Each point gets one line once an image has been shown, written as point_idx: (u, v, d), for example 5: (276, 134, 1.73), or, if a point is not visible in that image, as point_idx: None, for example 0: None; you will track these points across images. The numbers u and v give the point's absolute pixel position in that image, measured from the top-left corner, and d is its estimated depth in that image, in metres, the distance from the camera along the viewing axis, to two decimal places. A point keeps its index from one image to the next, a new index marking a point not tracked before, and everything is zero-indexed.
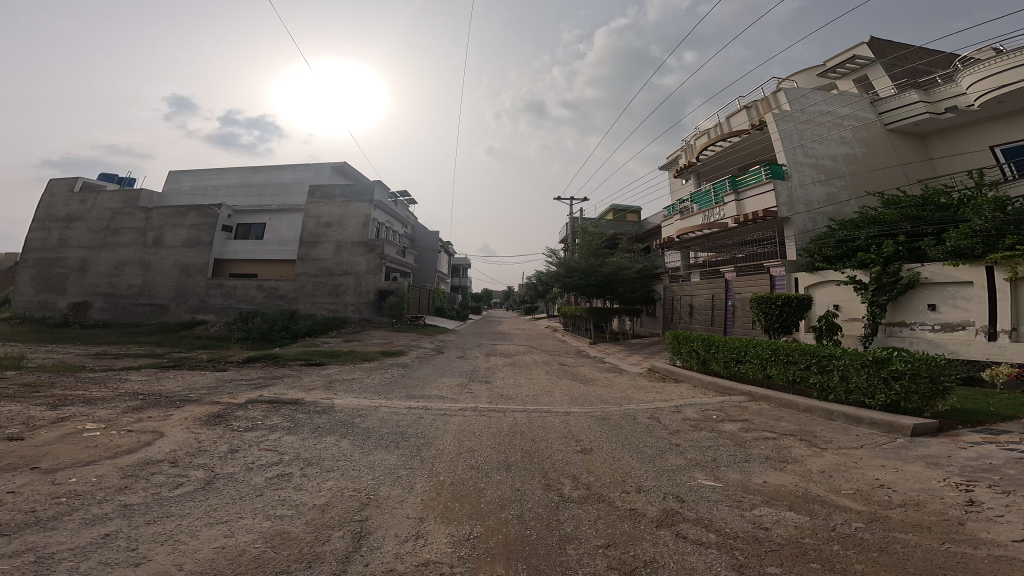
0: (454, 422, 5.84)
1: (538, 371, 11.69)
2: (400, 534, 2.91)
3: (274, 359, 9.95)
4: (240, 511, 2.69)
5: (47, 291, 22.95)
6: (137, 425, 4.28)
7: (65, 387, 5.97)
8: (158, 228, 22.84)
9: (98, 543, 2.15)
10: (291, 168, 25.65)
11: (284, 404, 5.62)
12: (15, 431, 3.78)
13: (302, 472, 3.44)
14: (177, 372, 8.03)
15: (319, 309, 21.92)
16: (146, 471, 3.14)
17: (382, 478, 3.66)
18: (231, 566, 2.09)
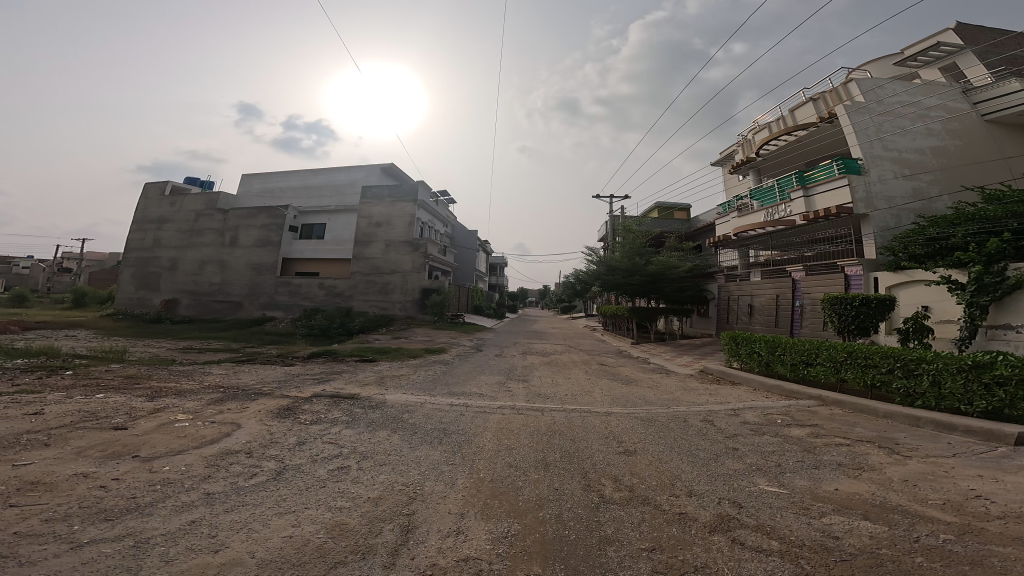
0: (494, 420, 5.99)
1: (578, 370, 11.59)
2: (442, 529, 3.04)
3: (331, 355, 10.68)
4: (305, 501, 2.95)
5: (144, 288, 26.12)
6: (218, 416, 4.81)
7: (158, 380, 6.82)
8: (233, 229, 25.20)
9: (185, 529, 2.46)
10: (344, 170, 27.16)
11: (343, 399, 6.04)
12: (121, 421, 4.41)
13: (358, 465, 3.70)
14: (244, 366, 8.84)
15: (371, 308, 23.14)
16: (226, 460, 3.54)
17: (428, 473, 3.86)
18: (296, 555, 2.30)
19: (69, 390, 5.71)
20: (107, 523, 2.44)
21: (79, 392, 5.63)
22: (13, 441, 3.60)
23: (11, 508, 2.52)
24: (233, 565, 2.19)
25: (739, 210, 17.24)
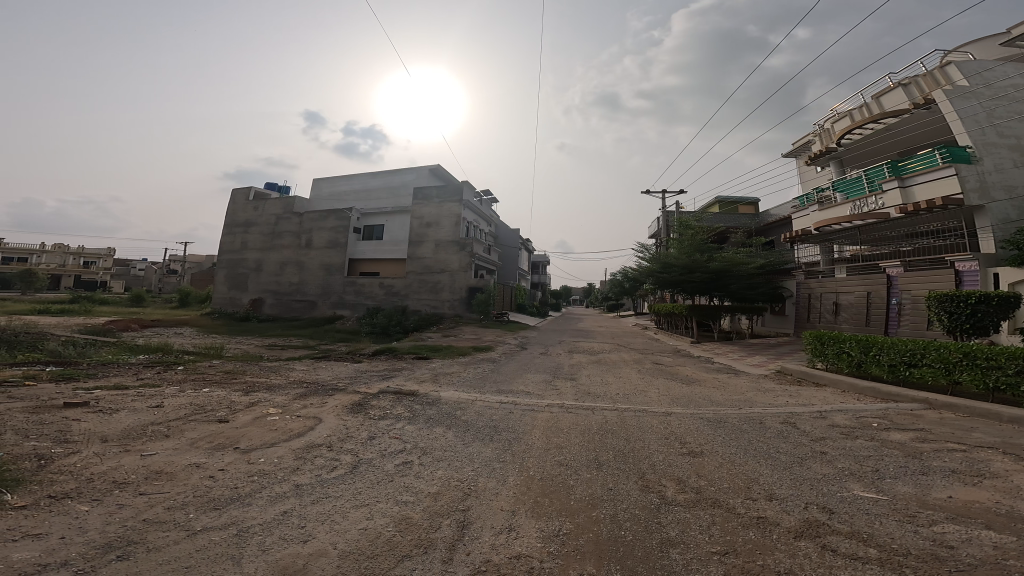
0: (541, 418, 6.10)
1: (630, 369, 11.32)
2: (495, 526, 3.19)
3: (392, 352, 11.41)
4: (376, 495, 3.25)
5: (233, 288, 29.24)
6: (303, 410, 5.38)
7: (251, 376, 7.71)
8: (307, 231, 27.46)
9: (279, 520, 2.83)
10: (399, 172, 28.41)
11: (405, 395, 6.44)
12: (224, 414, 5.09)
13: (420, 460, 3.96)
14: (319, 363, 9.70)
15: (424, 306, 24.12)
16: (311, 453, 3.98)
17: (480, 470, 4.07)
18: (370, 548, 2.55)
19: (180, 385, 6.65)
20: (215, 512, 2.87)
21: (188, 387, 6.55)
22: (142, 433, 4.30)
23: (143, 495, 3.04)
24: (318, 555, 2.49)
25: (820, 204, 15.70)
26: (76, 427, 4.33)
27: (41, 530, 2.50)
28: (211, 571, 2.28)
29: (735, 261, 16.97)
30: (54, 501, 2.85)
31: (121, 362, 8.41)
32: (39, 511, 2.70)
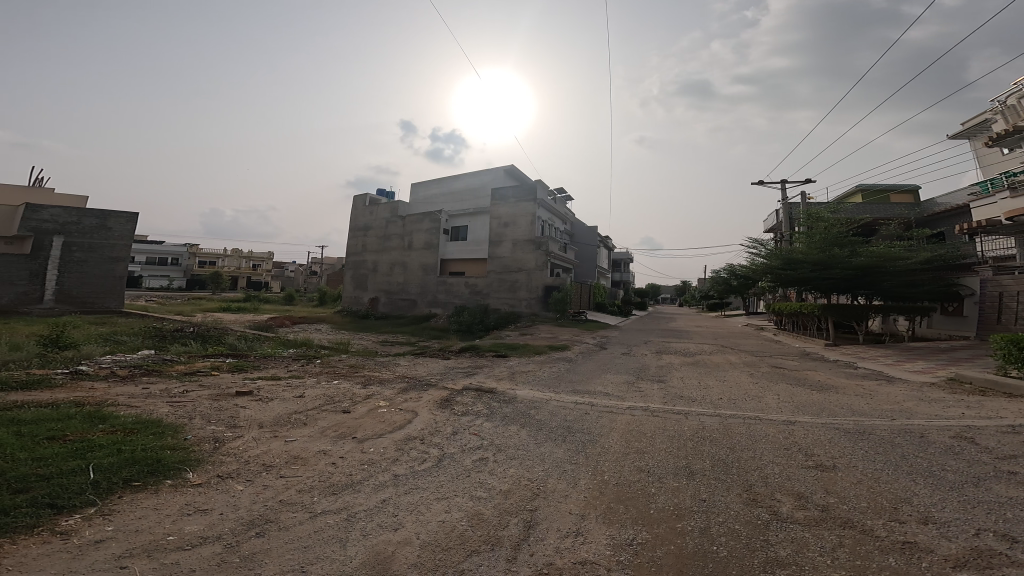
0: (621, 421, 6.06)
1: (739, 372, 10.42)
2: (561, 528, 3.26)
3: (482, 349, 12.17)
4: (456, 489, 3.61)
5: (351, 286, 33.48)
6: (403, 404, 6.11)
7: (366, 369, 8.90)
8: (410, 233, 30.17)
9: (377, 507, 3.33)
10: (483, 172, 29.45)
11: (486, 392, 6.89)
12: (346, 404, 6.04)
13: (494, 458, 4.32)
14: (419, 358, 10.81)
15: (505, 305, 24.83)
16: (408, 445, 4.54)
17: (551, 470, 4.25)
18: (445, 540, 2.88)
19: (316, 376, 8.03)
20: (331, 497, 3.49)
21: (321, 379, 7.88)
22: (287, 420, 5.35)
23: (280, 478, 3.82)
24: (403, 543, 2.89)
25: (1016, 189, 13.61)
26: (241, 413, 5.55)
27: (208, 506, 3.33)
28: (325, 552, 2.82)
29: (888, 256, 14.31)
30: (220, 479, 3.75)
31: (274, 354, 10.36)
32: (208, 489, 3.58)
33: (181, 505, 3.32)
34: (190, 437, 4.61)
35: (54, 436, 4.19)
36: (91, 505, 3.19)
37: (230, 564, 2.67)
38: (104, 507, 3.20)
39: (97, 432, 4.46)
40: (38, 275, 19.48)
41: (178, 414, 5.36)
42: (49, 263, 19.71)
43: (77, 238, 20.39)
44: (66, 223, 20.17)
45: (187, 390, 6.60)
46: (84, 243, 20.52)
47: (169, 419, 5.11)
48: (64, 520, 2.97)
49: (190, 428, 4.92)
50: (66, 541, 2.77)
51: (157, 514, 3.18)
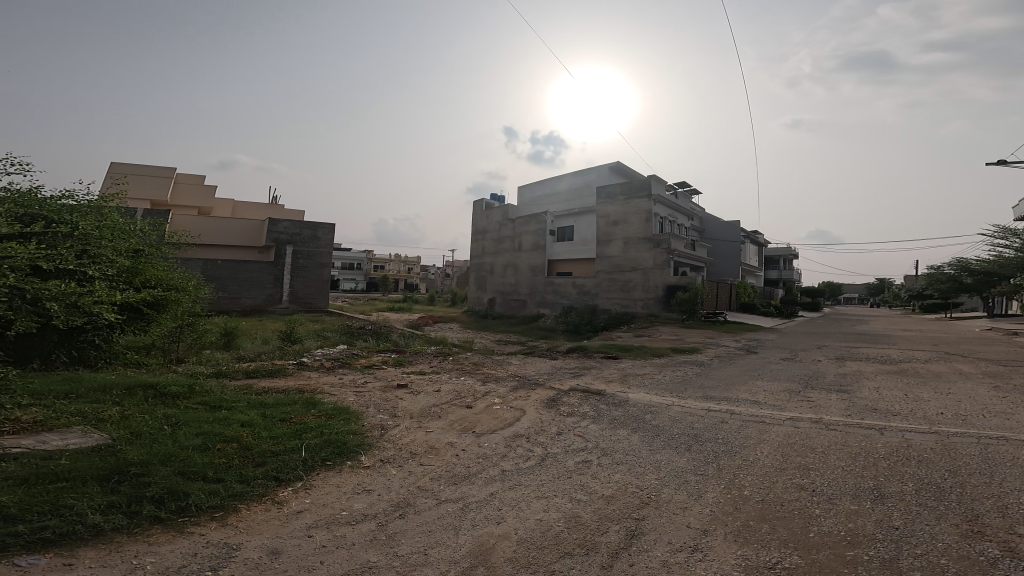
0: (774, 433, 5.18)
1: (971, 385, 7.92)
2: (673, 542, 2.90)
3: (599, 350, 11.87)
4: (556, 489, 3.59)
5: None
6: (514, 402, 6.32)
7: (485, 367, 9.48)
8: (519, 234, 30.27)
9: (487, 499, 3.49)
10: (594, 170, 28.77)
11: (591, 393, 6.75)
12: (467, 400, 6.50)
13: (599, 461, 4.17)
14: (528, 356, 11.24)
15: (615, 306, 23.79)
16: (517, 442, 4.67)
17: (668, 480, 3.84)
18: (541, 538, 2.89)
19: (450, 372, 8.87)
20: (453, 486, 3.78)
21: (453, 374, 8.67)
22: (428, 412, 5.98)
23: (420, 465, 4.28)
24: (503, 537, 2.98)
25: None
26: (399, 404, 6.35)
27: (370, 487, 3.93)
28: (439, 538, 3.06)
29: None
30: (380, 464, 4.39)
31: (422, 351, 11.66)
32: (373, 471, 4.22)
33: (352, 485, 3.99)
34: (366, 424, 5.45)
35: (284, 418, 5.35)
36: (299, 479, 4.07)
37: (376, 542, 3.13)
38: (306, 482, 4.05)
39: (311, 415, 5.53)
40: (279, 279, 24.54)
41: (357, 401, 6.36)
42: (285, 268, 24.75)
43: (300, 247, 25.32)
44: (295, 236, 25.13)
45: (363, 380, 7.82)
46: (304, 252, 25.35)
47: (355, 407, 6.04)
48: (281, 491, 3.88)
49: (367, 415, 5.81)
50: (280, 510, 3.62)
51: (339, 491, 3.90)
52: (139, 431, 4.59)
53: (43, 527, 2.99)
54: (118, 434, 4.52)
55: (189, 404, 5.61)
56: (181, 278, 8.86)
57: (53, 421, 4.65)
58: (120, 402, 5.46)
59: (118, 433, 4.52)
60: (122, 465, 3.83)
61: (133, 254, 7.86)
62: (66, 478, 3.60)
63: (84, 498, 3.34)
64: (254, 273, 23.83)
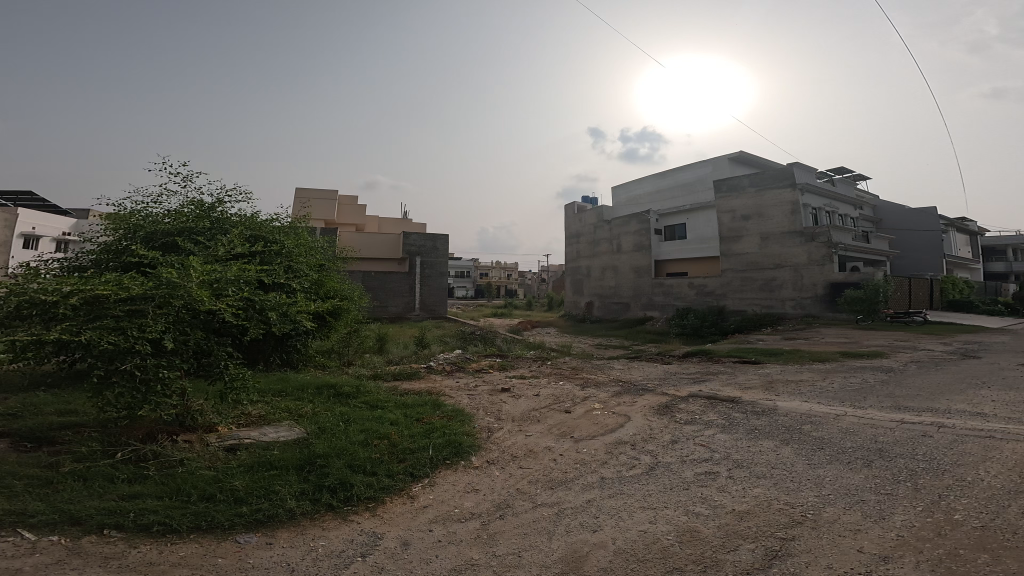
0: (1000, 449, 3.71)
1: None
2: (834, 567, 2.23)
3: (730, 358, 10.35)
4: (666, 500, 3.15)
5: None
6: (617, 407, 5.92)
7: (587, 371, 9.26)
8: (617, 237, 27.67)
9: (584, 506, 3.24)
10: (712, 161, 25.91)
11: (721, 401, 5.91)
12: (567, 404, 6.30)
13: (728, 473, 3.53)
14: (633, 362, 10.69)
15: (748, 307, 20.68)
16: (619, 449, 4.31)
17: (833, 499, 2.99)
18: (644, 551, 2.57)
19: (550, 376, 8.69)
20: (550, 491, 3.61)
21: (552, 378, 8.49)
22: (528, 416, 5.91)
23: (520, 468, 4.21)
24: (600, 546, 2.71)
25: None
26: (503, 407, 6.41)
27: (478, 487, 3.97)
28: (533, 541, 2.91)
29: None
30: (487, 465, 4.44)
31: (523, 355, 11.70)
32: (481, 472, 4.27)
33: (464, 484, 4.09)
34: (476, 425, 5.58)
35: (415, 418, 5.73)
36: (427, 474, 4.33)
37: (479, 540, 3.12)
38: (431, 478, 4.29)
39: (436, 415, 5.88)
40: (413, 288, 25.47)
41: (470, 404, 6.64)
42: (418, 277, 25.59)
43: (428, 257, 25.99)
44: (423, 247, 25.87)
45: (474, 383, 8.15)
46: (430, 261, 25.97)
47: (468, 409, 6.31)
48: (414, 487, 4.15)
49: (475, 417, 5.96)
50: (411, 504, 3.90)
51: (454, 489, 4.02)
52: (323, 426, 5.38)
53: (255, 510, 3.67)
54: (308, 428, 5.38)
55: (355, 402, 6.44)
56: (350, 288, 9.74)
57: (271, 416, 5.75)
58: (313, 399, 6.50)
59: (308, 427, 5.37)
60: (306, 458, 4.49)
61: (318, 268, 8.76)
62: (274, 467, 4.39)
63: (281, 486, 4.01)
64: (396, 283, 25.03)
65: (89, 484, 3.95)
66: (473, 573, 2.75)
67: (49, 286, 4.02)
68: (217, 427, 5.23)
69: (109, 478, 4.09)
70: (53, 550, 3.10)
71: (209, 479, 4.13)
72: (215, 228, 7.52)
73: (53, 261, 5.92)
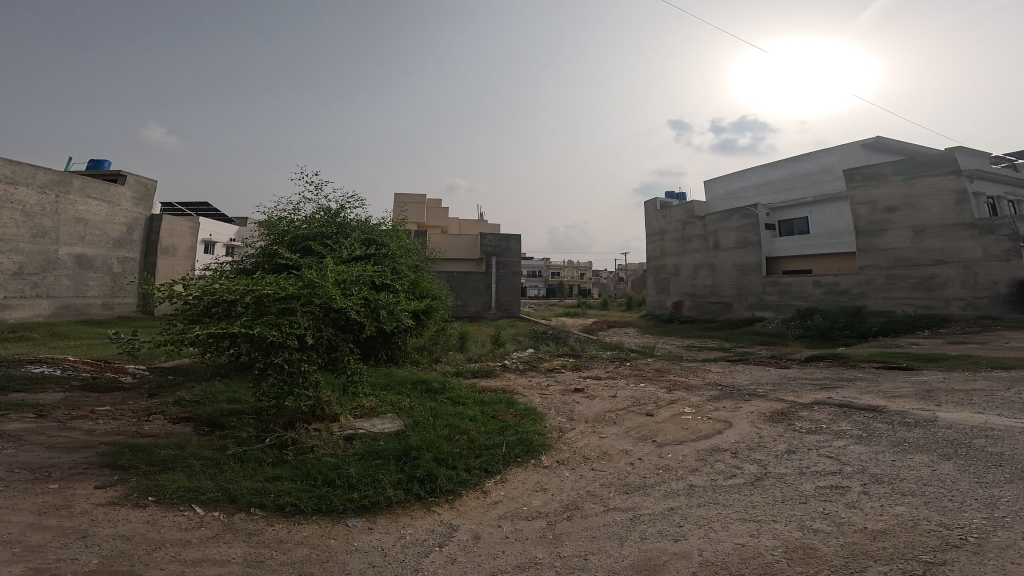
0: None
1: None
2: None
3: (867, 365, 8.68)
4: (775, 514, 2.85)
5: None
6: (714, 413, 5.58)
7: (677, 374, 8.78)
8: (714, 232, 24.47)
9: (664, 514, 3.07)
10: (839, 147, 22.44)
11: (857, 410, 5.08)
12: (651, 408, 6.02)
13: (862, 488, 3.06)
14: (734, 365, 9.93)
15: (896, 308, 16.94)
16: (714, 457, 4.07)
17: (1008, 522, 2.43)
18: (736, 563, 2.36)
19: (628, 378, 8.23)
20: (624, 495, 3.48)
21: (631, 381, 8.03)
22: (603, 418, 5.71)
23: (592, 470, 4.09)
24: (681, 557, 2.51)
25: None
26: (576, 407, 6.24)
27: (546, 486, 3.87)
28: (603, 545, 2.78)
29: None
30: (557, 465, 4.34)
31: (598, 355, 11.20)
32: (548, 472, 4.18)
33: (533, 482, 4.02)
34: (547, 425, 5.48)
35: (491, 415, 5.78)
36: (499, 471, 4.32)
37: (544, 539, 2.99)
38: (503, 475, 4.27)
39: (510, 413, 5.86)
40: (488, 287, 25.86)
41: (541, 403, 6.50)
42: (492, 276, 25.89)
43: (503, 257, 26.24)
44: (498, 247, 26.09)
45: (547, 383, 8.00)
46: (504, 261, 26.22)
47: (539, 408, 6.20)
48: (487, 482, 4.15)
49: (547, 416, 5.85)
50: (484, 498, 3.90)
51: (523, 487, 3.95)
52: (417, 420, 5.67)
53: (363, 496, 3.89)
54: (405, 421, 5.68)
55: (440, 398, 6.73)
56: (440, 288, 10.21)
57: (378, 409, 6.22)
58: (409, 394, 6.91)
59: (404, 420, 5.67)
60: (402, 449, 4.63)
61: (415, 268, 9.34)
62: (379, 456, 4.59)
63: (383, 474, 4.19)
64: (473, 282, 25.57)
65: (245, 465, 4.50)
66: (536, 572, 2.61)
67: (231, 288, 4.99)
68: (340, 417, 5.75)
69: (258, 460, 4.63)
70: (214, 524, 3.52)
71: (331, 466, 4.44)
72: (340, 232, 8.52)
73: (227, 263, 7.36)
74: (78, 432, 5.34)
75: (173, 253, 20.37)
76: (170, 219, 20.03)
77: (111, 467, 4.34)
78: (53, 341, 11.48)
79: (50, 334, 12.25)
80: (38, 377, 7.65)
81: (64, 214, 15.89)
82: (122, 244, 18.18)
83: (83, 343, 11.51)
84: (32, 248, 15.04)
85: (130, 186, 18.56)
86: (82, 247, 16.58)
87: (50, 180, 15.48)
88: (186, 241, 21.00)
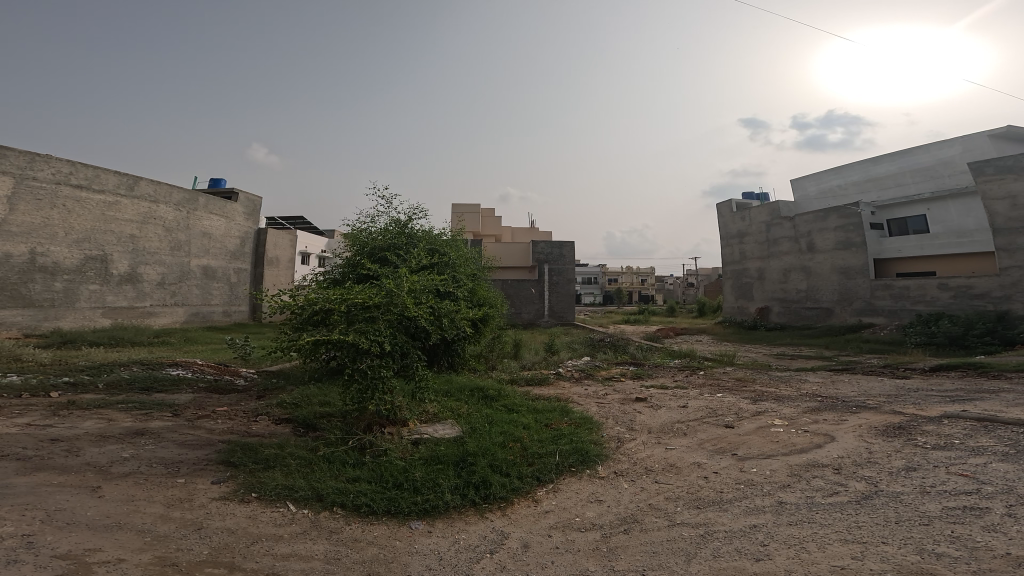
0: None
1: None
2: None
3: (1017, 376, 7.09)
4: (886, 536, 2.54)
5: None
6: (811, 426, 4.91)
7: (763, 383, 7.83)
8: (806, 233, 21.85)
9: (744, 532, 2.80)
10: (960, 138, 19.26)
11: (1003, 425, 4.39)
12: (731, 419, 5.45)
13: (1008, 512, 2.65)
14: (833, 374, 8.65)
15: None
16: (810, 473, 3.62)
17: None
18: None
19: (701, 388, 7.51)
20: (695, 510, 3.21)
21: (705, 391, 7.31)
22: (670, 428, 5.29)
23: (656, 483, 3.82)
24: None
25: None
26: (638, 417, 5.85)
27: (603, 498, 3.67)
28: (668, 560, 2.59)
29: None
30: (615, 476, 4.11)
31: (664, 364, 10.38)
32: (606, 483, 3.96)
33: (588, 493, 3.83)
34: (605, 435, 5.18)
35: (545, 423, 5.60)
36: (551, 480, 4.16)
37: (597, 552, 2.83)
38: (555, 484, 4.10)
39: (563, 422, 5.64)
40: (541, 294, 25.76)
41: (598, 412, 6.16)
42: (545, 283, 25.79)
43: (556, 264, 26.07)
44: (551, 254, 25.89)
45: (604, 392, 7.57)
46: (558, 268, 25.98)
47: (596, 417, 5.90)
48: (539, 491, 4.01)
49: (604, 425, 5.56)
50: (536, 507, 3.76)
51: (578, 497, 3.79)
52: (474, 426, 5.67)
53: (425, 500, 3.89)
54: (463, 427, 5.74)
55: (495, 405, 6.70)
56: (495, 296, 10.31)
57: (440, 415, 6.34)
58: (467, 400, 7.01)
59: (462, 427, 5.73)
60: (460, 454, 4.60)
61: (472, 276, 9.65)
62: (441, 460, 4.57)
63: (442, 479, 4.16)
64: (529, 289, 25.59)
65: (331, 465, 4.77)
66: None
67: (327, 297, 5.46)
68: (408, 421, 5.94)
69: (342, 461, 4.88)
70: (302, 521, 3.78)
71: (400, 468, 4.50)
72: (408, 243, 9.09)
73: (318, 273, 8.09)
74: (202, 430, 6.12)
75: (276, 265, 23.31)
76: (273, 233, 22.97)
77: (224, 463, 4.88)
78: (184, 345, 13.65)
79: (184, 339, 14.63)
80: (176, 378, 9.04)
81: (193, 229, 19.02)
82: (236, 256, 21.25)
83: (206, 347, 13.52)
84: (172, 260, 18.19)
85: (241, 204, 21.58)
86: (207, 259, 19.70)
87: (182, 199, 18.56)
88: (286, 252, 23.89)
